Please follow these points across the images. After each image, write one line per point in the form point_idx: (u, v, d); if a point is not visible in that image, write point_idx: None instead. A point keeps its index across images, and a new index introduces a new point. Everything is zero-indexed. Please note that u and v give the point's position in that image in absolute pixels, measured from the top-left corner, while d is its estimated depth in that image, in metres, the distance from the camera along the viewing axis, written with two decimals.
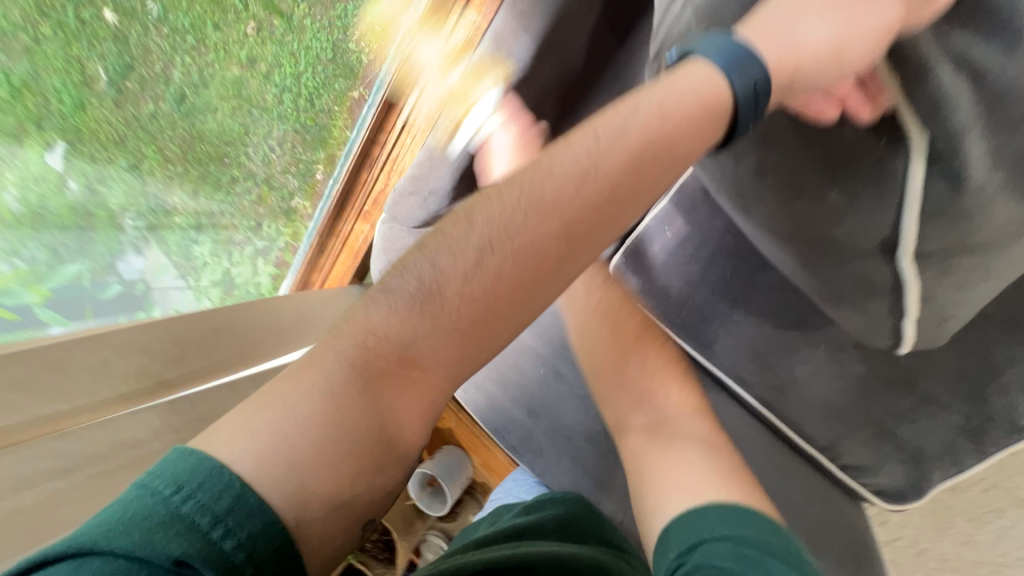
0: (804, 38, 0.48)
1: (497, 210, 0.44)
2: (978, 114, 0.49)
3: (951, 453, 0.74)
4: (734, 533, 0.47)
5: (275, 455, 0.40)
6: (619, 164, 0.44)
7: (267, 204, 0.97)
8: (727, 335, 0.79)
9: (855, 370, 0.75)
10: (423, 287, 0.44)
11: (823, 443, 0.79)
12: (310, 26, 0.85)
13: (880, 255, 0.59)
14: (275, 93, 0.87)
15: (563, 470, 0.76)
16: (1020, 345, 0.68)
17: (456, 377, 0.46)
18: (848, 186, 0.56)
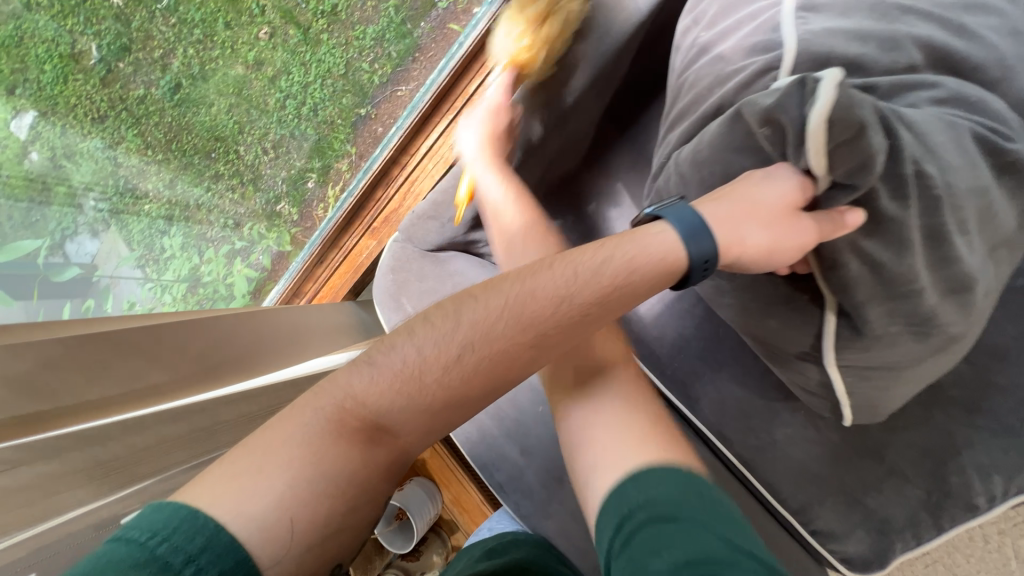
0: (745, 233, 0.52)
1: (481, 315, 0.47)
2: (876, 294, 0.55)
3: (912, 526, 0.76)
4: (650, 504, 0.46)
5: (248, 496, 0.41)
6: (588, 302, 0.48)
7: (249, 203, 0.93)
8: (714, 391, 0.83)
9: (831, 437, 0.79)
10: (401, 370, 0.47)
11: (795, 507, 0.80)
12: (326, 42, 0.88)
13: (816, 364, 0.63)
14: (278, 98, 0.88)
15: (549, 515, 0.74)
16: (973, 429, 0.74)
17: (424, 437, 0.49)
18: (785, 311, 0.62)
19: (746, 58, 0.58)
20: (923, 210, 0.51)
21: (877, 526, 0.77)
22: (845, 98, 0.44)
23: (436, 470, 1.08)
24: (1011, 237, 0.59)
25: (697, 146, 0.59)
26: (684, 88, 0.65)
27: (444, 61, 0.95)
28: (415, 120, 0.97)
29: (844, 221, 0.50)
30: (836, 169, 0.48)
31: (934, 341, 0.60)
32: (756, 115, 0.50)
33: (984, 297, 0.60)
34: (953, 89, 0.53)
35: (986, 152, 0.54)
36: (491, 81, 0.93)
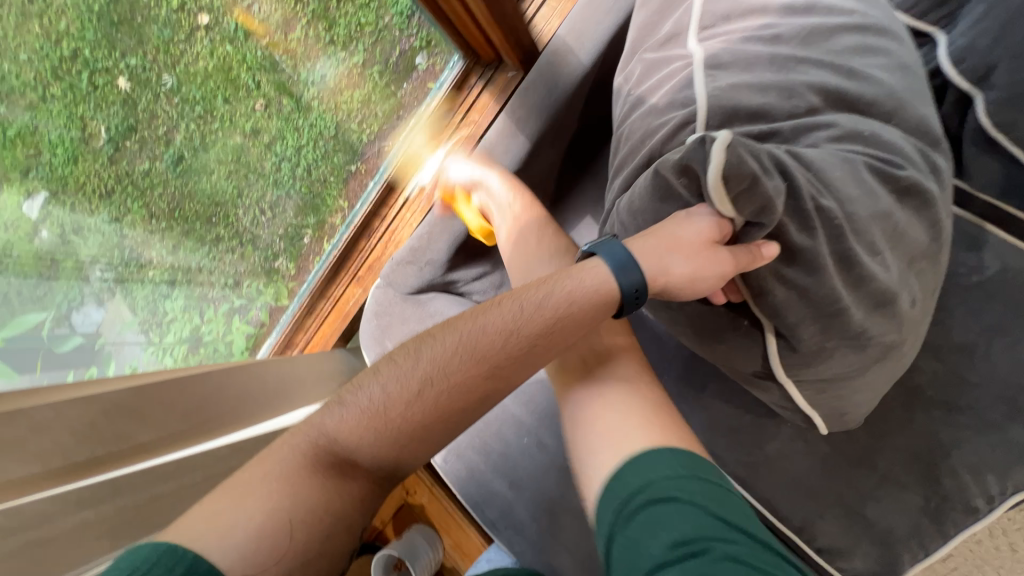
0: (668, 264, 0.56)
1: (440, 350, 0.52)
2: (807, 315, 0.58)
3: (917, 536, 0.75)
4: (641, 486, 0.50)
5: (232, 529, 0.45)
6: (534, 332, 0.52)
7: (249, 262, 1.00)
8: (701, 410, 0.84)
9: (822, 448, 0.78)
10: (371, 405, 0.51)
11: (796, 524, 0.79)
12: (316, 107, 0.97)
13: (775, 381, 0.66)
14: (274, 162, 0.96)
15: (543, 549, 0.74)
16: (960, 428, 0.73)
17: (395, 470, 0.52)
18: (732, 336, 0.65)
19: (668, 112, 0.64)
20: (830, 237, 0.55)
21: (881, 538, 0.75)
22: (734, 159, 0.49)
23: (436, 515, 1.06)
24: (925, 251, 0.63)
25: (631, 196, 0.63)
26: (622, 138, 0.71)
27: (414, 118, 1.01)
28: (391, 174, 1.00)
29: (760, 253, 0.54)
30: (743, 212, 0.52)
31: (890, 335, 0.62)
32: (670, 169, 0.56)
33: (910, 306, 0.63)
34: (848, 127, 0.60)
35: (881, 180, 0.59)
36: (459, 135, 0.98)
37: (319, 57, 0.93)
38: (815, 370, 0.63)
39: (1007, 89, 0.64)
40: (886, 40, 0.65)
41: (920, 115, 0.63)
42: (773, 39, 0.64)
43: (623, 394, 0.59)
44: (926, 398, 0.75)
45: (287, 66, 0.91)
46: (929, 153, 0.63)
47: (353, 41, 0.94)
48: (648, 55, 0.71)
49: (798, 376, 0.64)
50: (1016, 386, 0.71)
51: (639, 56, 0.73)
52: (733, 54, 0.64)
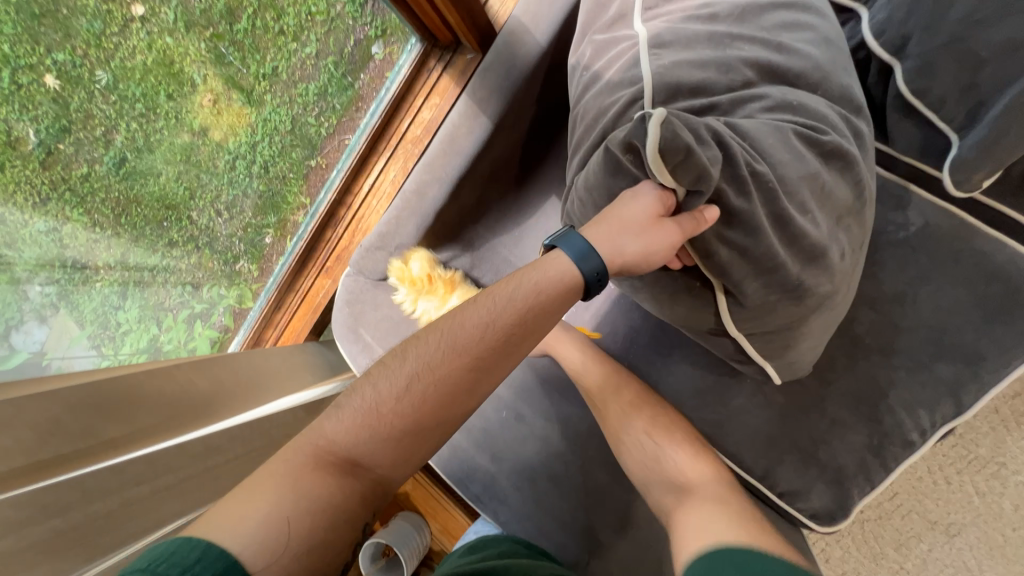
0: (622, 244, 0.59)
1: (424, 348, 0.54)
2: (748, 272, 0.63)
3: (863, 471, 0.82)
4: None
5: (242, 520, 0.45)
6: (511, 322, 0.55)
7: (208, 268, 0.98)
8: (669, 375, 0.89)
9: (777, 400, 0.85)
10: (364, 405, 0.53)
11: (759, 473, 0.85)
12: (270, 101, 0.93)
13: (727, 334, 0.73)
14: (227, 160, 0.93)
15: (528, 517, 0.76)
16: (896, 371, 0.81)
17: (394, 468, 0.53)
18: (688, 299, 0.70)
19: (618, 90, 0.67)
20: (765, 200, 0.60)
21: (833, 476, 0.83)
22: (669, 133, 0.52)
23: (422, 501, 1.08)
24: (851, 208, 0.69)
25: (587, 174, 0.66)
26: (578, 118, 0.73)
27: (375, 105, 1.00)
28: (354, 162, 1.01)
29: (703, 218, 0.58)
30: (682, 182, 0.56)
31: (828, 285, 0.68)
32: (618, 146, 0.58)
33: (840, 259, 0.68)
34: (779, 97, 0.64)
35: (809, 145, 0.64)
36: (418, 120, 1.00)
37: (269, 49, 0.88)
38: (762, 321, 0.69)
39: (919, 58, 0.71)
40: (811, 16, 0.70)
41: (843, 85, 0.69)
42: (710, 18, 0.68)
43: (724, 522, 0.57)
44: (867, 346, 0.82)
45: (235, 59, 0.86)
46: (851, 119, 0.69)
47: (304, 32, 0.90)
48: (597, 37, 0.73)
49: (748, 329, 0.70)
50: (941, 329, 0.79)
51: (589, 38, 0.75)
52: (674, 33, 0.68)
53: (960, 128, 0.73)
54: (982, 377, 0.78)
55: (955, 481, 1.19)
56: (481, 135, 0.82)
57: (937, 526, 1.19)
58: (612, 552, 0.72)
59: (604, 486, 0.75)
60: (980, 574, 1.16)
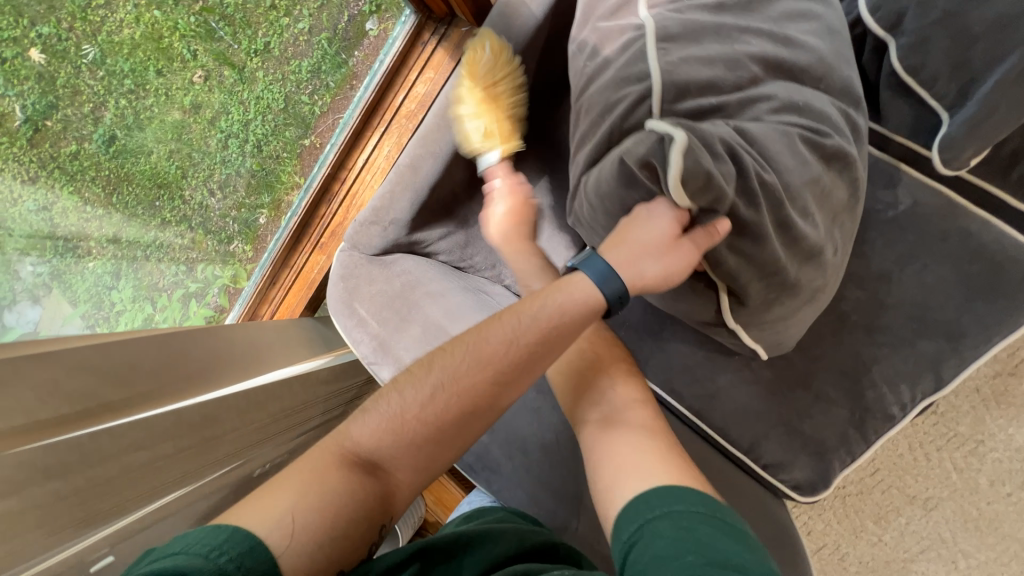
0: (643, 269, 0.59)
1: (449, 360, 0.56)
2: (753, 275, 0.64)
3: (845, 444, 0.85)
4: (673, 517, 0.49)
5: (269, 507, 0.47)
6: (533, 338, 0.56)
7: (202, 248, 0.97)
8: (660, 352, 0.91)
9: (765, 375, 0.87)
10: (391, 411, 0.55)
11: (745, 446, 0.88)
12: (262, 78, 0.92)
13: (722, 324, 0.73)
14: (219, 138, 0.91)
15: (519, 486, 0.78)
16: (879, 347, 0.83)
17: (416, 473, 0.57)
18: (690, 296, 0.71)
19: (624, 87, 0.66)
20: (772, 208, 0.61)
21: (816, 449, 0.86)
22: (691, 160, 0.55)
23: None
24: (845, 205, 0.70)
25: (598, 180, 0.64)
26: (582, 112, 0.71)
27: (368, 78, 1.00)
28: (348, 137, 1.01)
29: (715, 231, 0.59)
30: (698, 202, 0.57)
31: (820, 273, 0.69)
32: (634, 162, 0.57)
33: (833, 256, 0.70)
34: (784, 98, 0.64)
35: (812, 148, 0.64)
36: (413, 95, 1.01)
37: (260, 24, 0.88)
38: (760, 314, 0.70)
39: (914, 34, 0.71)
40: (815, 4, 0.70)
41: (844, 78, 0.69)
42: (717, 8, 0.68)
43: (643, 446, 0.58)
44: (853, 324, 0.84)
45: (226, 35, 0.85)
46: (850, 113, 0.69)
47: (296, 7, 0.90)
48: (602, 24, 0.72)
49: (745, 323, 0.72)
50: (925, 306, 0.81)
51: (592, 24, 0.73)
52: (683, 26, 0.67)
53: (950, 106, 0.73)
54: (962, 353, 0.80)
55: (935, 458, 1.23)
56: (475, 108, 0.81)
57: (915, 501, 1.23)
58: (601, 517, 0.74)
59: None
60: (954, 546, 1.21)
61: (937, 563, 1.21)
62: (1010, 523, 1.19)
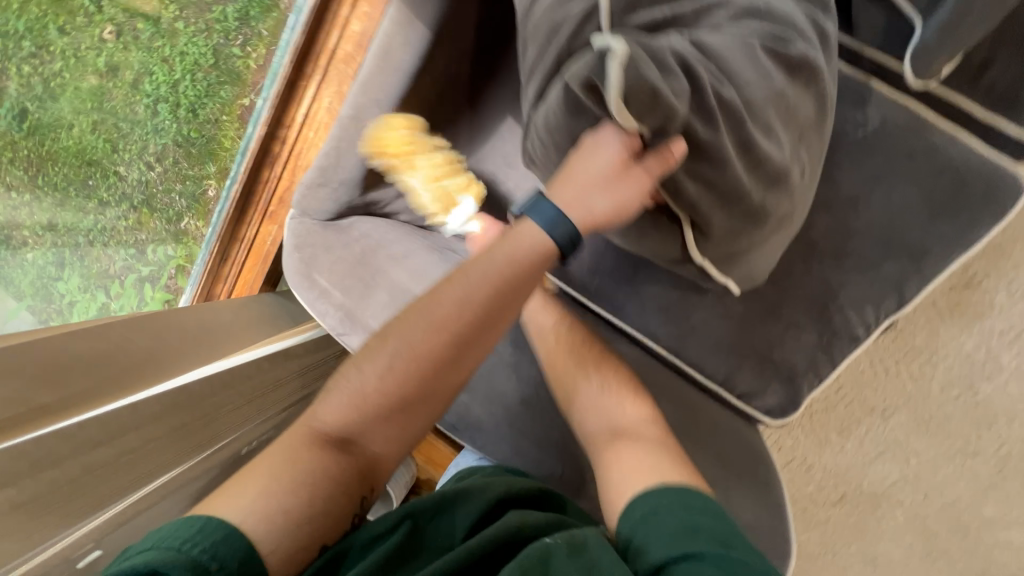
0: (593, 204, 0.57)
1: (403, 330, 0.56)
2: (714, 202, 0.62)
3: (814, 368, 0.88)
4: (687, 508, 0.53)
5: (241, 498, 0.49)
6: (485, 296, 0.55)
7: (149, 228, 0.90)
8: (634, 295, 0.92)
9: (737, 308, 0.88)
10: (352, 392, 0.55)
11: (720, 377, 0.91)
12: (183, 31, 0.85)
13: (688, 259, 0.71)
14: (146, 103, 0.84)
15: (503, 441, 0.78)
16: (847, 271, 0.84)
17: (389, 443, 0.57)
18: (654, 233, 0.68)
19: (570, 3, 0.60)
20: (732, 127, 0.57)
21: (786, 375, 0.89)
22: (632, 71, 0.48)
23: None
24: (814, 121, 0.66)
25: (546, 112, 0.58)
26: (526, 39, 0.64)
27: (294, 19, 0.86)
28: (281, 88, 0.89)
29: (669, 154, 0.54)
30: (646, 125, 0.52)
31: (787, 197, 0.66)
32: (578, 83, 0.51)
33: (801, 177, 0.67)
34: (743, 3, 0.60)
35: (775, 58, 0.59)
36: (349, 35, 0.85)
37: None
38: (726, 244, 0.68)
39: None
40: None
41: None
42: None
43: (648, 458, 0.62)
44: (821, 251, 0.84)
45: None
46: (819, 20, 0.65)
47: None
48: None
49: (712, 256, 0.69)
50: (891, 227, 0.81)
51: None
52: None
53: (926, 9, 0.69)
54: (924, 269, 0.82)
55: (893, 370, 1.32)
56: (417, 45, 0.72)
57: (874, 411, 1.33)
58: (584, 460, 0.76)
59: None
60: (908, 448, 1.32)
61: (893, 463, 1.33)
62: (958, 422, 1.30)
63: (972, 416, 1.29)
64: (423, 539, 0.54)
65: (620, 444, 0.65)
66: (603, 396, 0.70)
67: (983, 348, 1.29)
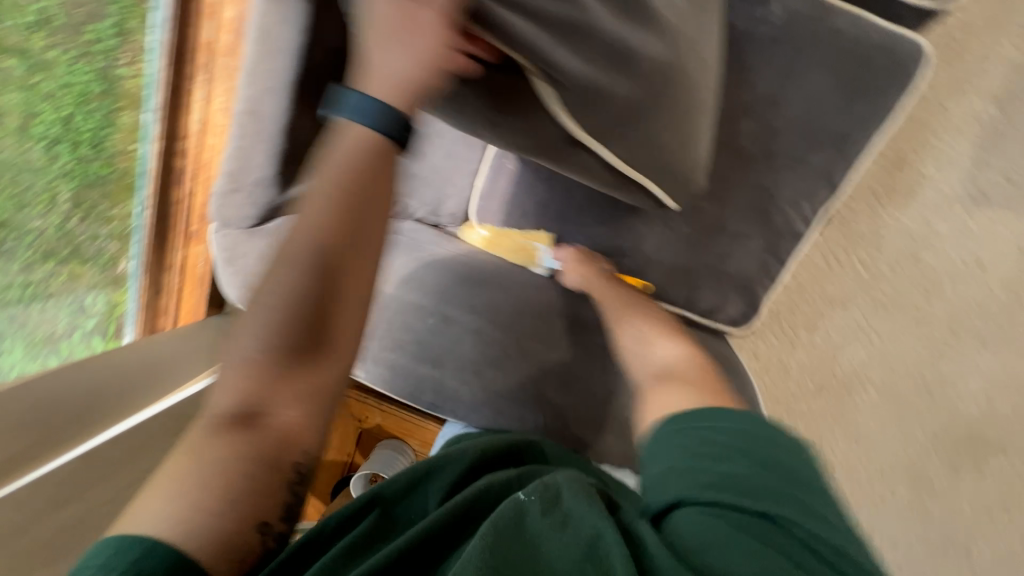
0: (391, 61, 0.53)
1: (274, 273, 0.50)
2: (592, 82, 0.62)
3: (765, 272, 0.91)
4: (716, 432, 0.55)
5: (153, 505, 0.44)
6: (346, 201, 0.51)
7: (82, 279, 0.90)
8: (585, 238, 0.93)
9: (685, 231, 0.90)
10: (234, 356, 0.49)
11: (682, 300, 0.94)
12: (59, 59, 0.81)
13: (581, 146, 0.72)
14: (42, 149, 0.82)
15: (482, 408, 0.77)
16: (779, 171, 0.86)
17: (303, 395, 0.50)
18: (562, 145, 0.72)
19: None
20: None
21: (741, 282, 0.92)
22: None
23: (396, 425, 1.15)
24: None
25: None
26: None
27: (159, 19, 0.85)
28: (165, 94, 0.88)
29: None
30: None
31: (695, 90, 0.70)
32: None
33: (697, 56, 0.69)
34: None
35: None
36: (223, 24, 0.85)
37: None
38: (645, 145, 0.71)
39: None
40: None
41: None
42: None
43: (678, 392, 0.63)
44: (752, 155, 0.85)
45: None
46: None
47: None
48: None
49: (626, 157, 0.73)
50: (812, 118, 0.83)
51: None
52: None
53: None
54: (849, 155, 0.84)
55: (843, 258, 1.40)
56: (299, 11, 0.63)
57: (834, 301, 1.40)
58: (565, 406, 0.78)
59: (545, 354, 0.78)
60: (869, 328, 1.40)
61: (858, 345, 1.41)
62: (909, 295, 1.38)
63: (921, 286, 1.37)
64: (394, 516, 0.58)
65: (670, 380, 0.66)
66: (650, 340, 0.74)
67: (921, 222, 1.36)
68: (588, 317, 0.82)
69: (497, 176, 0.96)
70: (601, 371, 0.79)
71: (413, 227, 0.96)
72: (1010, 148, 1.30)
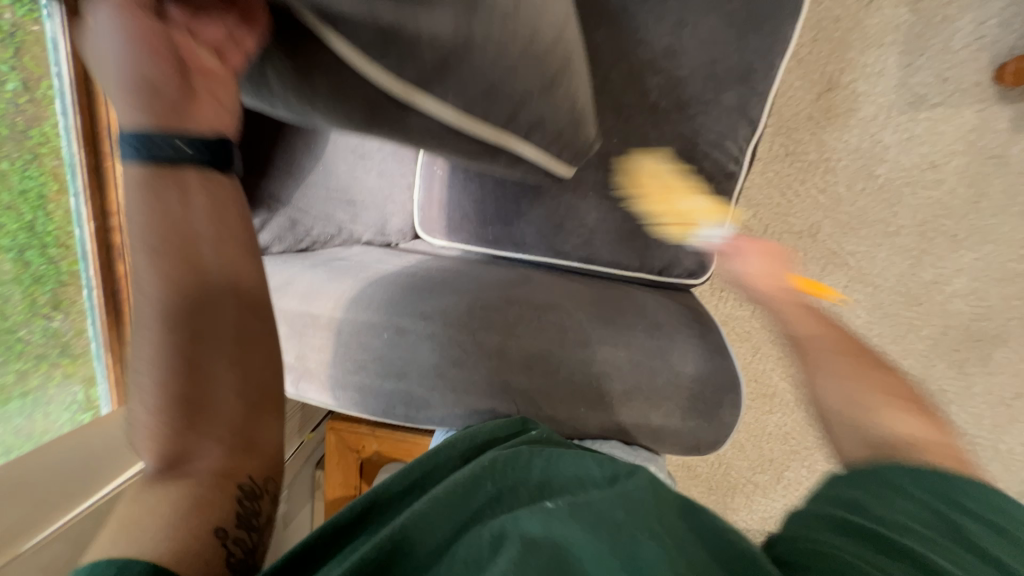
0: (127, 85, 0.49)
1: (149, 311, 0.52)
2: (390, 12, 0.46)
3: (709, 218, 0.92)
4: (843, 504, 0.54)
5: (121, 539, 0.47)
6: (198, 219, 0.53)
7: (77, 374, 0.93)
8: (528, 226, 0.95)
9: (621, 196, 0.92)
10: (145, 403, 0.53)
11: (637, 263, 0.95)
12: (13, 168, 0.81)
13: (405, 104, 0.57)
14: (12, 258, 0.82)
15: (457, 410, 0.79)
16: (695, 120, 0.88)
17: (221, 410, 0.55)
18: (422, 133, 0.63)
19: None
20: None
21: (689, 234, 0.93)
22: None
23: (396, 448, 1.15)
24: None
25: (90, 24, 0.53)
26: None
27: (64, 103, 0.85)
28: (87, 176, 0.88)
29: None
30: None
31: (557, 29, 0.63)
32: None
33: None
34: None
35: None
36: None
37: None
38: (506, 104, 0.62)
39: None
40: None
41: None
42: None
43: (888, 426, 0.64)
44: (664, 109, 0.87)
45: None
46: None
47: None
48: None
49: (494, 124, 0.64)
50: (712, 61, 0.84)
51: None
52: None
53: None
54: (758, 88, 0.86)
55: (801, 191, 1.40)
56: None
57: (803, 234, 1.41)
58: (536, 390, 0.79)
59: (502, 343, 0.79)
60: (844, 252, 1.40)
61: (836, 272, 1.42)
62: (873, 212, 1.39)
63: (884, 200, 1.38)
64: None
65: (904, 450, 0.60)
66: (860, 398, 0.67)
67: (867, 137, 1.37)
68: (543, 299, 0.83)
69: (432, 184, 0.99)
70: (560, 349, 0.79)
71: (363, 251, 0.97)
72: (935, 47, 1.31)
